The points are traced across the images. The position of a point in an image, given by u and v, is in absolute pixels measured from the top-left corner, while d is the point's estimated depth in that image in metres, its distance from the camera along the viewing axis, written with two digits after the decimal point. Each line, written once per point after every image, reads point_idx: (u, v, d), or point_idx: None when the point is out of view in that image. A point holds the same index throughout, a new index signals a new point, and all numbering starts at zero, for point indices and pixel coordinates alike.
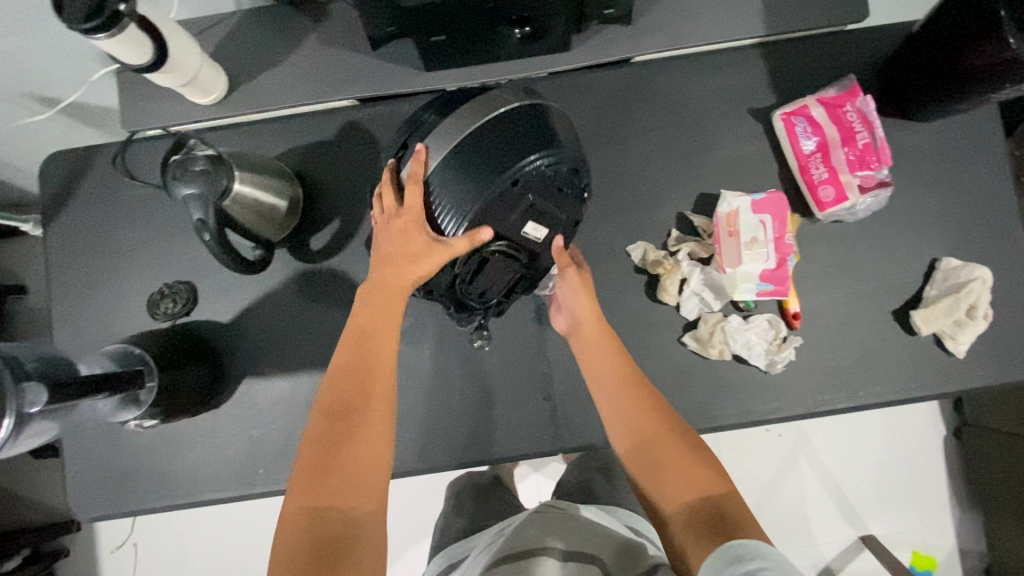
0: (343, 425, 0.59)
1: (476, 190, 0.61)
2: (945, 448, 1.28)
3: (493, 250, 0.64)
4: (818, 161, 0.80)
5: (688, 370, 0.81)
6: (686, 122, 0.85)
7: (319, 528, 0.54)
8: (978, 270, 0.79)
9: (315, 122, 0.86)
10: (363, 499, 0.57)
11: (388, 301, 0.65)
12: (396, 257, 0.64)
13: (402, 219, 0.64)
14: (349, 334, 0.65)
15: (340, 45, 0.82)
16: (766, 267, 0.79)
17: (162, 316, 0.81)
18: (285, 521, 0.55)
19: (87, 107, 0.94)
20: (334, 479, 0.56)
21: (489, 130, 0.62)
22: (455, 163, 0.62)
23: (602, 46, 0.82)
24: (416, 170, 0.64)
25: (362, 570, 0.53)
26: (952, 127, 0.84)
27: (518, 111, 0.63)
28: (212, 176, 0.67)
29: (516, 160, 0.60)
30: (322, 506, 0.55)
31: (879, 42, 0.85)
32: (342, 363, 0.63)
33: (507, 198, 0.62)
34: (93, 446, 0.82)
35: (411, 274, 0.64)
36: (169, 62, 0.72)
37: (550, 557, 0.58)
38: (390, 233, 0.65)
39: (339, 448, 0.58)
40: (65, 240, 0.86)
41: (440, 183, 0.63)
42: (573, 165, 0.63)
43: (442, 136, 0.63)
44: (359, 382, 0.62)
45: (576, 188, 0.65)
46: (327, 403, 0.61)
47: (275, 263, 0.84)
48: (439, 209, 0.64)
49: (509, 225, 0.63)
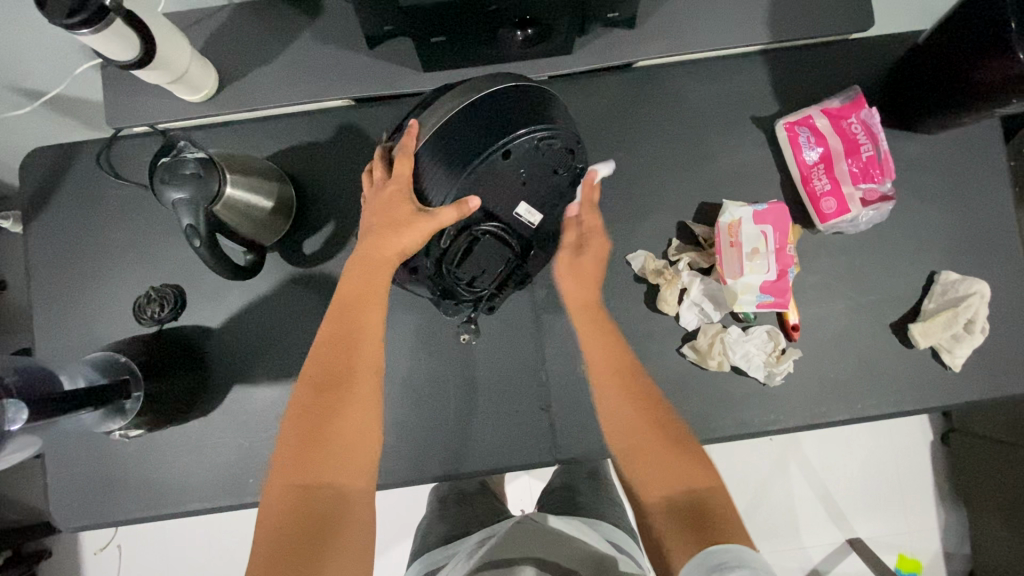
0: (330, 398, 0.55)
1: (467, 157, 0.60)
2: (933, 453, 1.30)
3: (484, 229, 0.64)
4: (821, 172, 0.79)
5: (687, 381, 0.80)
6: (688, 129, 0.84)
7: (307, 507, 0.51)
8: (977, 284, 0.78)
9: (309, 121, 0.84)
10: (352, 475, 0.54)
11: (373, 270, 0.60)
12: (380, 226, 0.60)
13: (390, 189, 0.61)
14: (333, 305, 0.60)
15: (336, 43, 0.79)
16: (766, 279, 0.78)
17: (149, 321, 0.78)
18: (270, 504, 0.52)
19: (70, 101, 0.91)
20: (322, 454, 0.53)
21: (484, 103, 0.61)
22: (446, 131, 0.60)
23: (605, 51, 0.80)
24: (408, 143, 0.61)
25: (351, 550, 0.51)
26: (953, 139, 0.84)
27: (516, 87, 0.62)
28: (203, 180, 0.65)
29: (510, 130, 0.60)
30: (310, 483, 0.52)
31: (883, 52, 0.84)
32: (326, 334, 0.59)
33: (499, 170, 0.61)
34: (76, 454, 0.80)
35: (397, 242, 0.59)
36: (158, 59, 0.69)
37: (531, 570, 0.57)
38: (377, 205, 0.61)
39: (326, 422, 0.54)
40: (47, 241, 0.83)
41: (430, 154, 0.61)
42: (568, 144, 0.63)
43: (436, 112, 0.62)
44: (345, 353, 0.57)
45: (569, 171, 0.65)
46: (311, 377, 0.56)
47: (267, 267, 0.81)
48: (428, 180, 0.61)
49: (500, 202, 0.64)
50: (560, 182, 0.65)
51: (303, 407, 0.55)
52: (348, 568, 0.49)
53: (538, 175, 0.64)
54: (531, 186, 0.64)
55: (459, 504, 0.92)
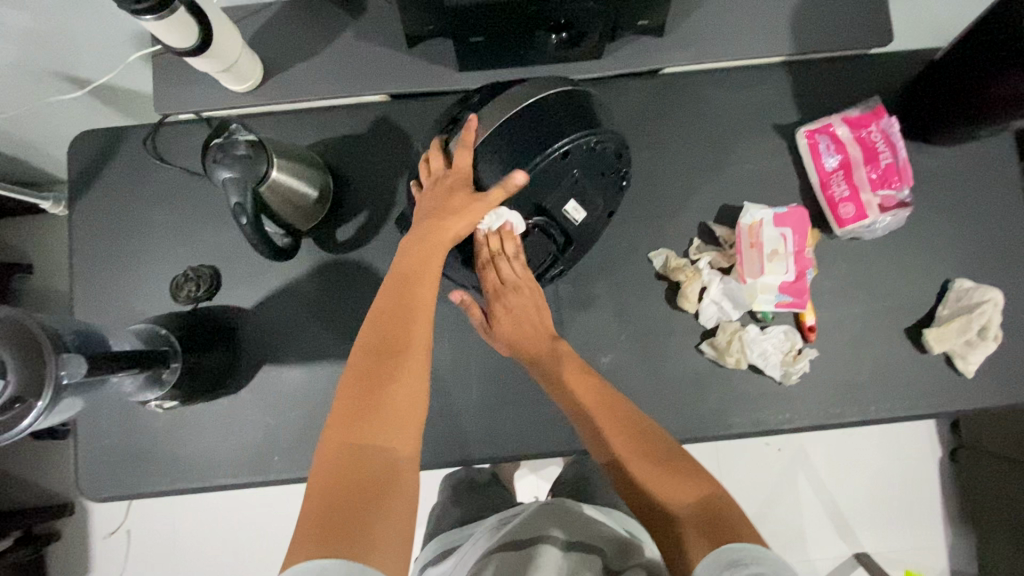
0: (385, 362, 0.58)
1: (526, 158, 0.64)
2: (941, 468, 1.30)
3: (533, 223, 0.71)
4: (840, 178, 0.82)
5: (704, 378, 0.82)
6: (711, 134, 0.87)
7: (361, 463, 0.53)
8: (991, 292, 0.80)
9: (347, 115, 0.87)
10: (402, 442, 0.56)
11: (430, 254, 0.65)
12: (438, 212, 0.66)
13: (449, 179, 0.67)
14: (392, 278, 0.64)
15: (376, 41, 0.83)
16: (785, 280, 0.81)
17: (184, 299, 0.81)
18: (324, 459, 0.54)
19: (117, 89, 0.94)
20: (376, 416, 0.55)
21: (541, 106, 0.65)
22: (508, 131, 0.64)
23: (634, 56, 0.83)
24: (467, 137, 0.65)
25: (401, 511, 0.51)
26: (968, 152, 0.87)
27: (570, 92, 0.67)
28: (251, 161, 0.68)
29: (570, 134, 0.63)
30: (363, 442, 0.54)
31: (901, 67, 0.88)
32: (382, 307, 0.62)
33: (556, 170, 0.65)
34: (108, 426, 0.82)
35: (454, 226, 0.65)
36: (212, 48, 0.73)
37: (553, 548, 0.57)
38: (435, 194, 0.67)
39: (382, 385, 0.57)
40: (90, 219, 0.86)
41: (489, 152, 0.65)
42: (616, 149, 0.67)
43: (494, 110, 0.65)
44: (399, 324, 0.60)
45: (614, 173, 0.70)
46: (369, 343, 0.59)
47: (300, 252, 0.84)
48: (486, 174, 0.66)
49: (553, 200, 0.69)
50: (605, 183, 0.70)
51: (361, 373, 0.57)
52: (395, 526, 0.50)
53: (588, 176, 0.68)
54: (581, 185, 0.68)
55: (473, 493, 0.94)
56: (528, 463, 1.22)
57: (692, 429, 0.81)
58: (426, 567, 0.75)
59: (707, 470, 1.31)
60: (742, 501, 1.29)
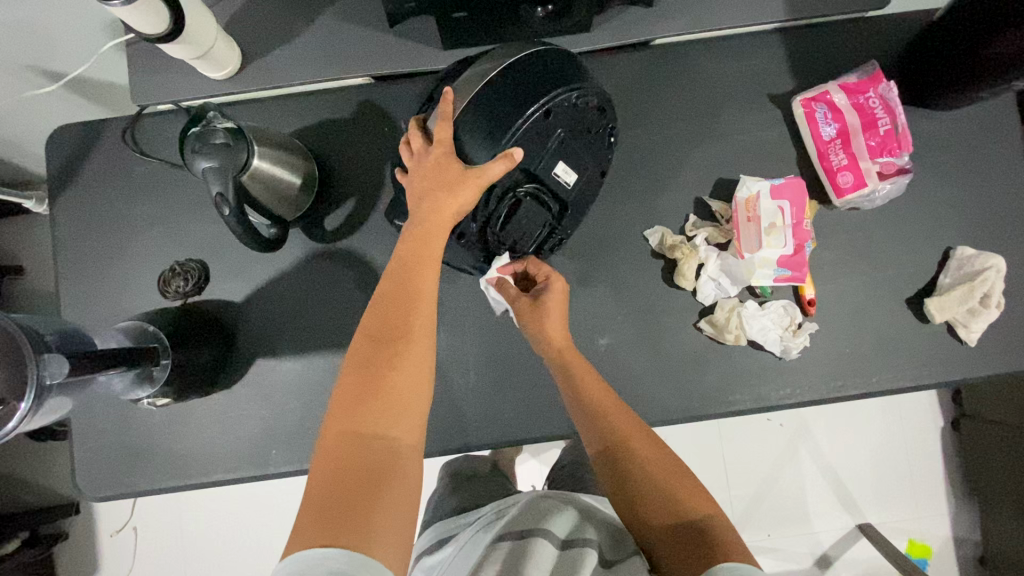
0: (385, 352, 0.56)
1: (508, 121, 0.62)
2: (942, 438, 1.30)
3: (525, 190, 0.67)
4: (838, 147, 0.80)
5: (703, 355, 0.81)
6: (705, 106, 0.84)
7: (363, 453, 0.51)
8: (993, 258, 0.79)
9: (331, 99, 0.85)
10: (407, 430, 0.54)
11: (433, 233, 0.62)
12: (432, 190, 0.62)
13: (434, 153, 0.63)
14: (393, 266, 0.61)
15: (356, 20, 0.80)
16: (783, 253, 0.79)
17: (174, 295, 0.79)
18: (325, 449, 0.53)
19: (93, 81, 0.91)
20: (379, 404, 0.54)
21: (517, 68, 0.63)
22: (485, 98, 0.62)
23: (624, 28, 0.81)
24: (446, 108, 0.62)
25: (404, 503, 0.50)
26: (968, 115, 0.85)
27: (546, 52, 0.65)
28: (231, 150, 0.66)
29: (550, 90, 0.63)
30: (365, 432, 0.53)
31: (899, 30, 0.85)
32: (386, 291, 0.60)
33: (540, 131, 0.64)
34: (102, 425, 0.81)
35: (452, 203, 0.62)
36: (185, 33, 0.70)
37: (548, 540, 0.56)
38: (424, 172, 0.63)
39: (382, 374, 0.55)
40: (72, 216, 0.84)
41: (469, 120, 0.63)
42: (600, 103, 0.67)
43: (470, 81, 0.64)
44: (401, 312, 0.58)
45: (601, 130, 0.69)
46: (369, 331, 0.58)
47: (289, 243, 0.83)
48: (469, 142, 0.63)
49: (542, 162, 0.66)
50: (592, 141, 0.69)
51: (363, 360, 0.56)
52: (398, 519, 0.49)
53: (574, 135, 0.67)
54: (568, 145, 0.67)
55: (473, 480, 0.93)
56: (529, 448, 1.21)
57: (692, 407, 0.80)
58: (424, 555, 0.75)
59: (708, 449, 1.30)
60: (744, 476, 1.30)
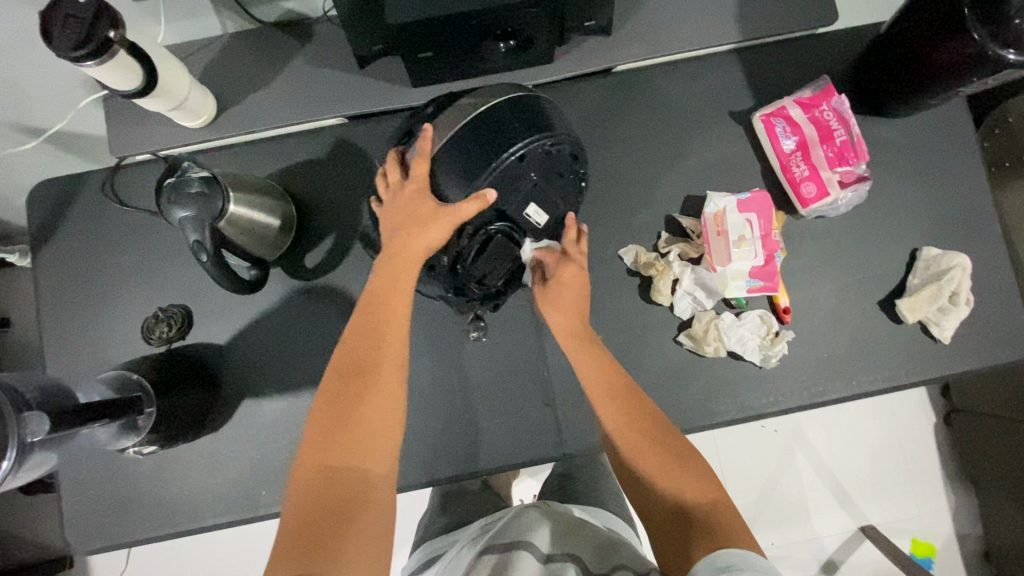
0: (357, 383, 0.57)
1: (483, 165, 0.63)
2: (934, 434, 1.31)
3: (495, 229, 0.66)
4: (799, 159, 0.83)
5: (685, 369, 0.82)
6: (669, 126, 0.87)
7: (336, 484, 0.52)
8: (958, 257, 0.81)
9: (306, 140, 0.87)
10: (379, 461, 0.55)
11: (403, 264, 0.64)
12: (406, 224, 0.64)
13: (409, 189, 0.65)
14: (363, 300, 0.63)
15: (326, 64, 0.83)
16: (755, 264, 0.81)
17: (157, 341, 0.80)
18: (299, 481, 0.53)
19: (73, 135, 0.94)
20: (351, 436, 0.55)
21: (497, 113, 0.65)
22: (464, 140, 0.64)
23: (584, 58, 0.84)
24: (424, 146, 0.65)
25: (375, 531, 0.51)
26: (922, 120, 0.88)
27: (527, 99, 0.67)
28: (206, 199, 0.67)
29: (525, 136, 0.63)
30: (338, 464, 0.53)
31: (850, 43, 0.89)
32: (356, 325, 0.62)
33: (514, 173, 0.64)
34: (90, 475, 0.81)
35: (424, 237, 0.63)
36: (159, 87, 0.72)
37: (530, 557, 0.57)
38: (399, 206, 0.66)
39: (354, 406, 0.56)
40: (54, 269, 0.85)
41: (447, 161, 0.65)
42: (573, 151, 0.67)
43: (449, 120, 0.65)
44: (372, 343, 0.60)
45: (573, 175, 0.69)
46: (340, 365, 0.59)
47: (271, 283, 0.84)
48: (445, 180, 0.65)
49: (513, 203, 0.66)
50: (565, 185, 0.69)
51: (334, 393, 0.57)
52: (369, 549, 0.50)
53: (548, 180, 0.67)
54: (541, 189, 0.67)
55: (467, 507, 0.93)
56: (524, 469, 1.21)
57: (678, 421, 0.81)
58: None
59: (704, 459, 1.31)
60: (741, 485, 1.29)
